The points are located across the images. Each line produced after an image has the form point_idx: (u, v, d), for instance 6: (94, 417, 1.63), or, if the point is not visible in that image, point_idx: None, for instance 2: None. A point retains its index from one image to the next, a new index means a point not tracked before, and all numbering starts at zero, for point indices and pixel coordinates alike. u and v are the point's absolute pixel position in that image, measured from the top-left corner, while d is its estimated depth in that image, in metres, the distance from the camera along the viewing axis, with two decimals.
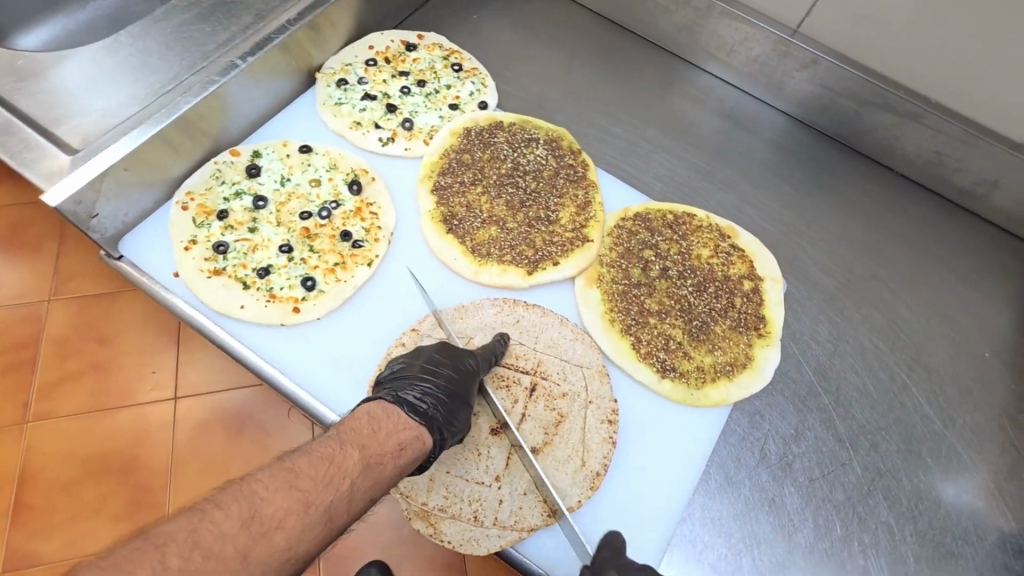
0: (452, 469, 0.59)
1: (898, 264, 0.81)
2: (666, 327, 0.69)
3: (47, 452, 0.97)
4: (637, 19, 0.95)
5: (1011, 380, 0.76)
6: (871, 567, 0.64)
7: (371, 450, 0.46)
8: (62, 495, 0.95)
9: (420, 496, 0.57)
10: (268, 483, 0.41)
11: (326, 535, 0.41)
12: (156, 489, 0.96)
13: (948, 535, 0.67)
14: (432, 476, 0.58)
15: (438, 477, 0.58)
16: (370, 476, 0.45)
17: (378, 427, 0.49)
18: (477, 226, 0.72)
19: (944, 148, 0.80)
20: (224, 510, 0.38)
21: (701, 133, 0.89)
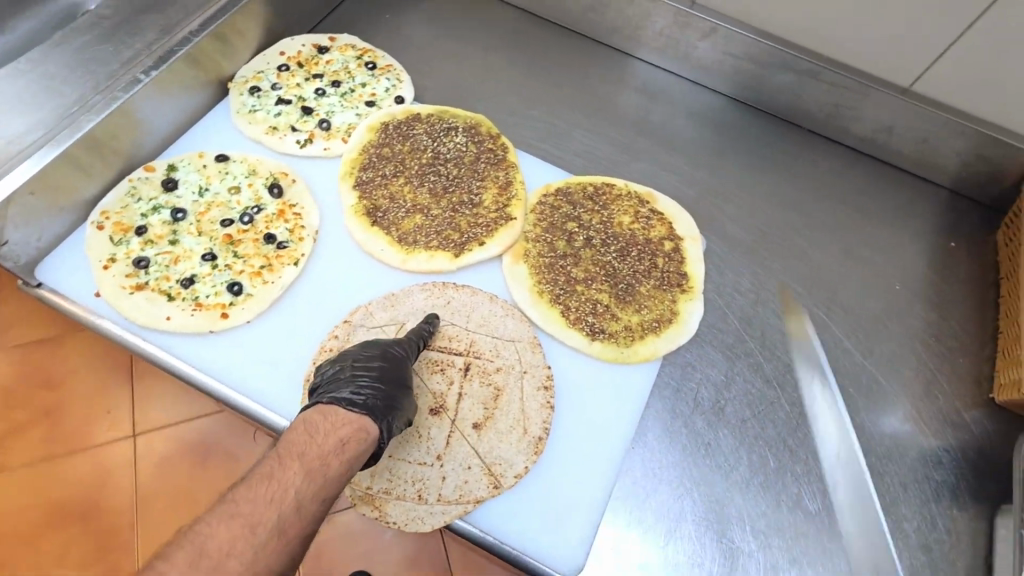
0: (394, 453, 0.60)
1: (807, 211, 0.91)
2: (593, 292, 0.72)
3: (7, 507, 1.03)
4: (544, 5, 1.03)
5: (917, 307, 0.85)
6: (805, 494, 0.68)
7: (310, 456, 0.46)
8: (26, 547, 1.01)
9: (363, 481, 0.59)
10: (211, 520, 0.40)
11: (283, 549, 0.41)
12: (120, 529, 1.02)
13: (873, 455, 0.72)
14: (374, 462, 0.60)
15: (380, 463, 0.60)
16: (315, 479, 0.45)
17: (315, 429, 0.48)
18: (402, 215, 0.74)
19: (840, 100, 0.92)
20: (171, 558, 0.38)
21: (614, 107, 0.98)
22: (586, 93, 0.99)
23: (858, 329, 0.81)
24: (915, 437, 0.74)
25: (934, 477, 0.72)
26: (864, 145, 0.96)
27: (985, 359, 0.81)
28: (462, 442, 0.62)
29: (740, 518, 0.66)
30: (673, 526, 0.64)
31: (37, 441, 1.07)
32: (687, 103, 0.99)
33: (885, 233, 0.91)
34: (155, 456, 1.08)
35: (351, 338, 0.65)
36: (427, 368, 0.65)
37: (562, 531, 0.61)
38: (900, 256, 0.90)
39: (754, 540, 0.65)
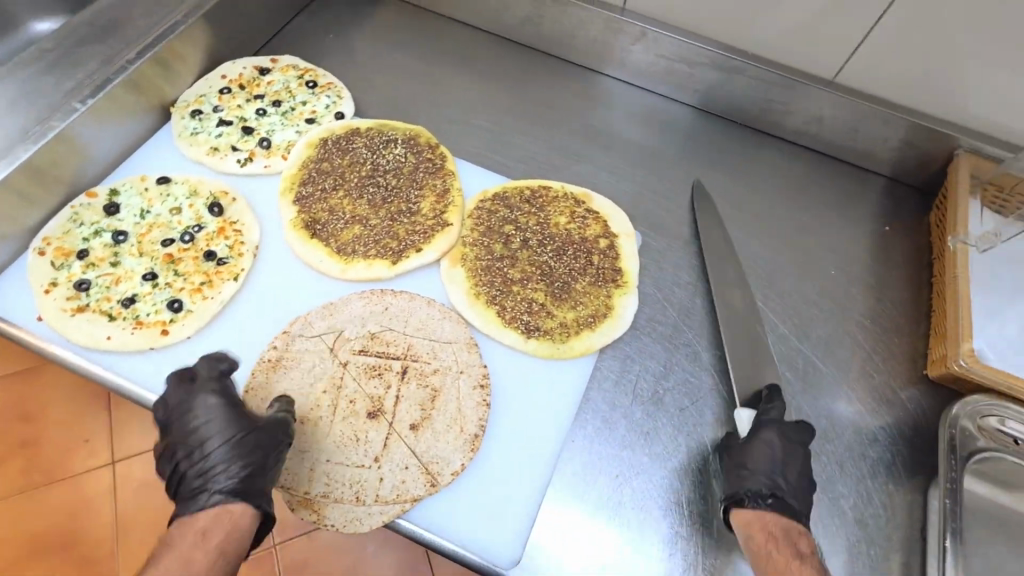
0: (333, 457, 0.62)
1: (744, 204, 0.94)
2: (529, 291, 0.74)
3: None
4: (483, 18, 1.06)
5: (853, 290, 0.88)
6: None
7: (175, 552, 0.50)
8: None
9: (303, 486, 0.60)
10: None
11: None
12: (101, 556, 1.04)
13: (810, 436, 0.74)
14: (313, 467, 0.61)
15: (319, 468, 0.61)
16: (184, 560, 0.49)
17: (176, 535, 0.53)
18: (341, 227, 0.76)
19: (770, 95, 0.95)
20: None
21: (555, 113, 1.01)
22: (528, 101, 1.02)
23: (795, 315, 0.83)
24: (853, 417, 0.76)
25: (871, 454, 0.73)
26: (798, 137, 0.99)
27: (918, 337, 0.84)
28: (399, 443, 0.63)
29: (680, 503, 0.67)
30: (615, 514, 0.65)
31: (14, 473, 1.08)
32: (627, 106, 1.02)
33: (821, 220, 0.94)
34: (135, 481, 1.10)
35: (290, 348, 0.67)
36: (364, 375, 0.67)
37: (501, 525, 0.62)
38: (837, 242, 0.92)
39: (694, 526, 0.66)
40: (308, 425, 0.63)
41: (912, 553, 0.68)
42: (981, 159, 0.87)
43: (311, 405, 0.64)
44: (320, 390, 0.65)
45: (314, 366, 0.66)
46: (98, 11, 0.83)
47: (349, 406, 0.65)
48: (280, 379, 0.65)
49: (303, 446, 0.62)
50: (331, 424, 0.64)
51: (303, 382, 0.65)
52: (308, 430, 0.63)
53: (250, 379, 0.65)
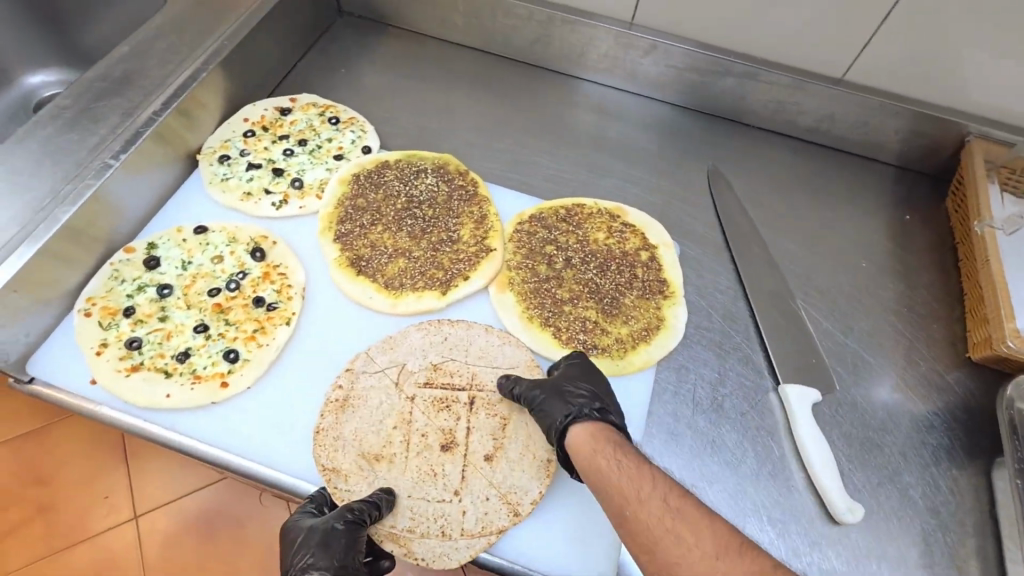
0: (413, 492, 0.61)
1: (768, 204, 0.96)
2: (580, 310, 0.74)
3: None
4: (491, 41, 1.07)
5: (886, 280, 0.89)
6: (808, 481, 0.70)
7: None
8: None
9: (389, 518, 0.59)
10: None
11: None
12: None
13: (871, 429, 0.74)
14: (398, 501, 0.60)
15: (402, 501, 0.60)
16: None
17: None
18: (385, 261, 0.75)
19: (783, 97, 0.98)
20: None
21: (572, 129, 1.02)
22: (543, 120, 1.02)
23: (833, 310, 0.85)
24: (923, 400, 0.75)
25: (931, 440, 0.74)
26: (811, 136, 1.02)
27: (955, 321, 0.86)
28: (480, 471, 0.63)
29: (756, 509, 0.67)
30: None
31: (35, 539, 1.04)
32: (640, 118, 1.04)
33: (844, 214, 0.96)
34: (159, 537, 1.07)
35: (355, 387, 0.66)
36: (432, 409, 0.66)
37: (589, 549, 0.61)
38: (862, 235, 0.94)
39: (772, 529, 0.66)
40: (386, 462, 0.62)
41: (985, 535, 0.68)
42: (992, 143, 0.90)
43: (385, 441, 0.63)
44: (390, 427, 0.64)
45: (381, 403, 0.65)
46: (115, 64, 0.82)
47: (421, 440, 0.64)
48: (349, 418, 0.64)
49: (384, 483, 0.61)
50: (405, 460, 0.63)
51: (373, 420, 0.64)
52: (385, 466, 0.62)
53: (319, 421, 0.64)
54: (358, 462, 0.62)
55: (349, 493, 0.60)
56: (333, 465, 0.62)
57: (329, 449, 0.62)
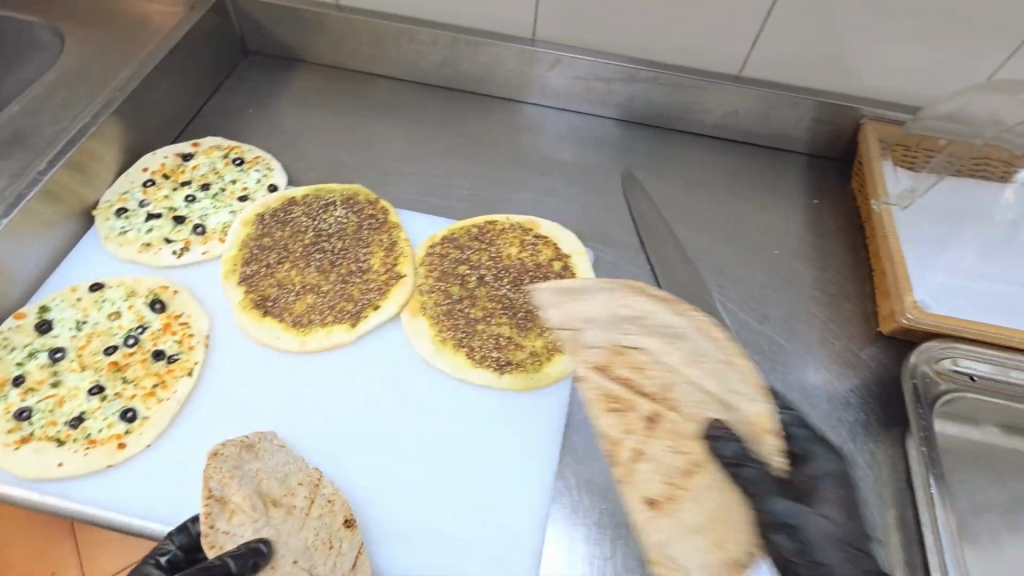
0: (300, 558, 0.55)
1: (682, 203, 0.98)
2: (494, 327, 0.74)
3: None
4: (400, 68, 1.08)
5: (799, 265, 0.92)
6: None
7: None
8: None
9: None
10: None
11: None
12: None
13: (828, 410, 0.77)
14: (276, 564, 0.54)
15: (284, 564, 0.54)
16: None
17: None
18: (293, 299, 0.74)
19: (686, 98, 1.00)
20: None
21: (486, 148, 1.02)
22: (458, 141, 1.03)
23: (749, 300, 0.86)
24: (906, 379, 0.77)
25: (851, 417, 0.76)
26: (719, 132, 1.04)
27: (866, 298, 0.88)
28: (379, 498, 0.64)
29: None
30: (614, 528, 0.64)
31: None
32: (554, 130, 1.05)
33: (756, 205, 0.99)
34: None
35: (270, 430, 0.62)
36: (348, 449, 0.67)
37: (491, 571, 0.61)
38: (774, 223, 0.97)
39: None
40: (282, 510, 0.58)
41: (905, 505, 0.69)
42: (884, 124, 0.93)
43: (287, 489, 0.59)
44: (296, 481, 0.61)
45: (292, 455, 0.62)
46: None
47: (325, 505, 0.60)
48: (252, 457, 0.59)
49: (269, 534, 0.55)
50: (305, 516, 0.59)
51: (280, 467, 0.61)
52: (280, 514, 0.57)
53: (219, 442, 0.58)
54: (252, 501, 0.56)
55: (229, 534, 0.54)
56: (223, 493, 0.55)
57: (223, 474, 0.56)
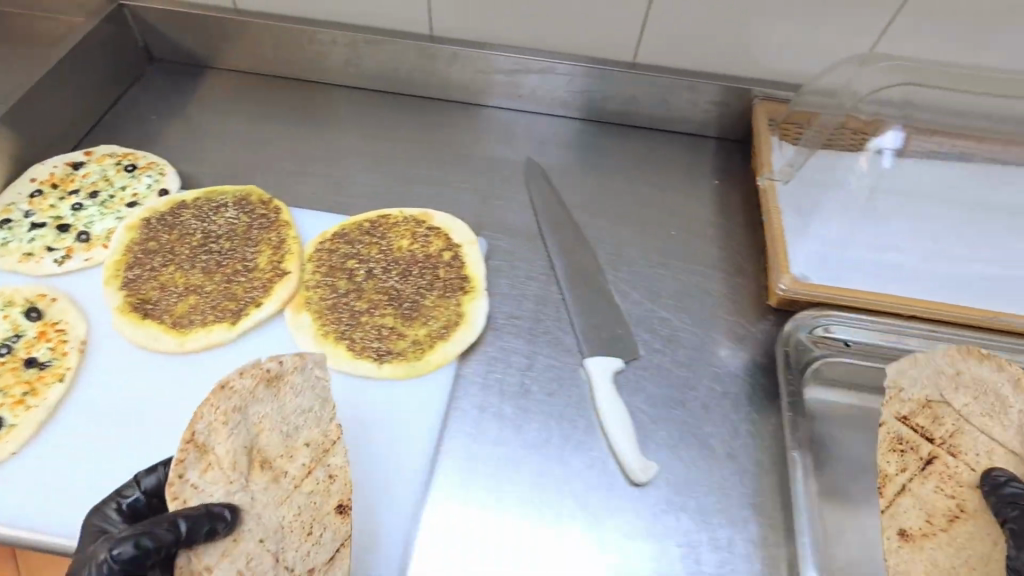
0: (268, 538, 0.51)
1: (585, 189, 0.97)
2: (377, 318, 0.75)
3: None
4: (303, 69, 1.07)
5: (699, 244, 0.92)
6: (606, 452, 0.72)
7: None
8: None
9: (205, 557, 0.48)
10: None
11: None
12: None
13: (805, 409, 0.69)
14: (240, 537, 0.49)
15: (246, 540, 0.49)
16: None
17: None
18: (174, 301, 0.74)
19: (585, 86, 1.01)
20: None
21: (389, 144, 1.01)
22: (362, 138, 1.02)
23: (644, 280, 0.87)
24: (986, 404, 0.57)
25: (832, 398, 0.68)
26: (622, 119, 1.05)
27: (760, 273, 0.89)
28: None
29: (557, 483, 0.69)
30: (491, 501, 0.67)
31: None
32: (460, 121, 1.04)
33: (657, 186, 0.98)
34: None
35: (297, 373, 0.56)
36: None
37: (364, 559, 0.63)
38: (677, 205, 0.96)
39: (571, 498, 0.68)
40: (269, 476, 0.53)
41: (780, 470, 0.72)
42: (773, 103, 0.95)
43: (287, 450, 0.54)
44: (300, 442, 0.55)
45: (310, 408, 0.57)
46: None
47: (325, 480, 0.56)
48: (266, 401, 0.54)
49: (241, 501, 0.50)
50: (292, 486, 0.54)
51: (288, 419, 0.55)
52: (265, 480, 0.52)
53: (234, 373, 0.53)
54: (236, 458, 0.51)
55: (197, 489, 0.49)
56: (203, 438, 0.51)
57: (215, 416, 0.51)
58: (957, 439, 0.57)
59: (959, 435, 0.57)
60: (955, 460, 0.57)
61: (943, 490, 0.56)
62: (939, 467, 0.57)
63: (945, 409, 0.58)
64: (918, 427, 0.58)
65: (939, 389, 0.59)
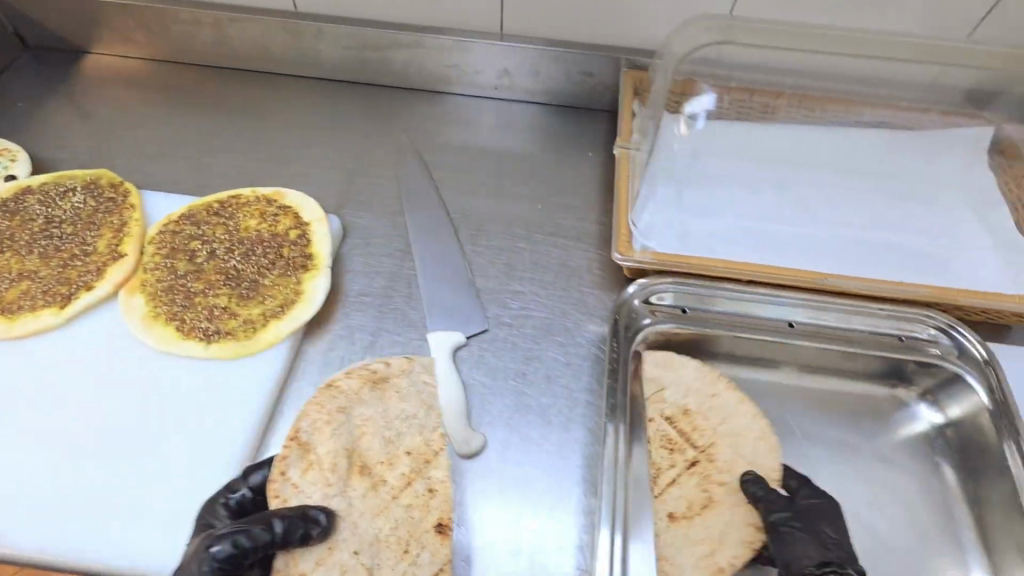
0: (362, 550, 0.59)
1: (457, 165, 0.96)
2: (212, 298, 0.75)
3: None
4: (176, 49, 1.04)
5: (565, 215, 0.90)
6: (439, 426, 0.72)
7: None
8: None
9: (301, 562, 0.57)
10: None
11: None
12: None
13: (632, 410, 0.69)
14: (333, 546, 0.58)
15: (342, 548, 0.58)
16: None
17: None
18: (6, 287, 0.74)
19: (456, 60, 0.98)
20: None
21: (261, 124, 1.00)
22: (234, 119, 1.00)
23: (503, 254, 0.86)
24: (739, 420, 0.69)
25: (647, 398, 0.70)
26: (501, 92, 1.02)
27: None
28: (112, 473, 0.65)
29: None
30: None
31: None
32: (338, 102, 1.03)
33: (532, 159, 0.97)
34: None
35: (398, 393, 0.70)
36: (74, 427, 0.68)
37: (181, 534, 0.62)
38: (549, 178, 0.95)
39: None
40: (368, 481, 0.64)
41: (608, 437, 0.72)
42: (642, 73, 0.94)
43: (388, 457, 0.65)
44: (399, 451, 0.66)
45: (416, 431, 0.67)
46: None
47: (427, 494, 0.64)
48: (369, 405, 0.69)
49: (338, 507, 0.61)
50: (390, 495, 0.63)
51: (387, 429, 0.67)
52: (365, 485, 0.63)
53: (342, 376, 0.70)
54: (335, 461, 0.63)
55: (298, 492, 0.61)
56: (307, 438, 0.64)
57: (319, 419, 0.66)
58: (713, 447, 0.67)
59: (715, 444, 0.67)
60: (711, 463, 0.66)
61: (701, 486, 0.65)
62: (699, 467, 0.66)
63: (704, 424, 0.68)
64: (683, 432, 0.68)
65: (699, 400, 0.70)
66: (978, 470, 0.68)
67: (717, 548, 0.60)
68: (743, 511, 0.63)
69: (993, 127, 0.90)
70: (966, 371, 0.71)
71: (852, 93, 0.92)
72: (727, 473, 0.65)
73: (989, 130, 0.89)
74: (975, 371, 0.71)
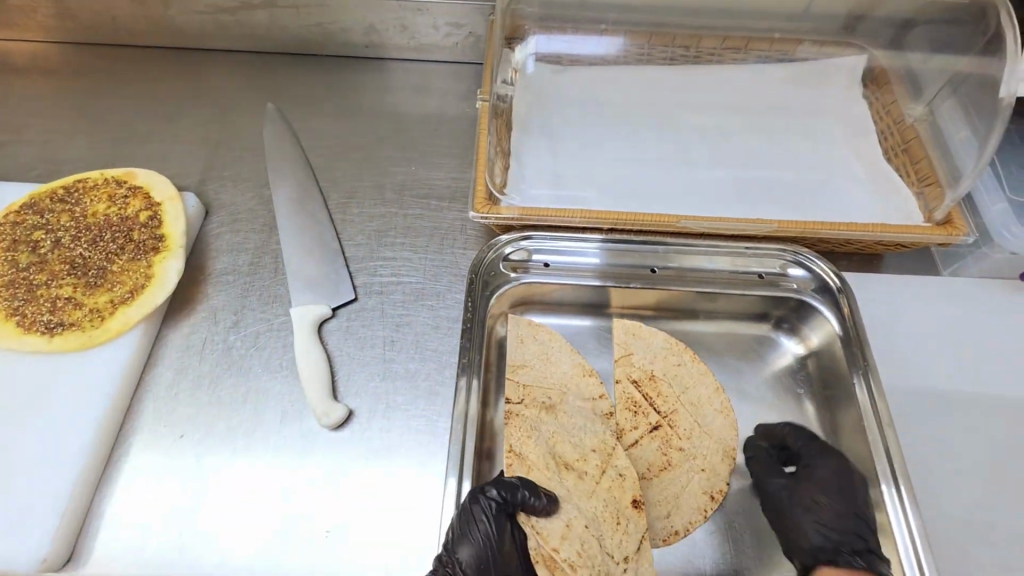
0: (591, 524, 0.57)
1: (328, 132, 0.92)
2: (54, 290, 0.72)
3: None
4: (17, 25, 0.96)
5: (439, 177, 0.89)
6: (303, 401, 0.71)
7: None
8: None
9: (550, 539, 0.55)
10: None
11: None
12: None
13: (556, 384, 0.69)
14: (569, 522, 0.57)
15: (576, 523, 0.57)
16: None
17: None
18: None
19: (318, 19, 0.93)
20: None
21: (118, 102, 0.94)
22: (91, 99, 0.94)
23: (374, 221, 0.84)
24: (703, 387, 0.70)
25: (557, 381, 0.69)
26: (372, 51, 0.98)
27: None
28: None
29: (249, 435, 0.69)
30: (178, 458, 0.67)
31: None
32: (205, 73, 0.97)
33: (409, 120, 0.94)
34: None
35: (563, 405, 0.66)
36: None
37: (25, 530, 0.61)
38: (425, 137, 0.93)
39: (255, 450, 0.68)
40: (574, 475, 0.61)
41: None
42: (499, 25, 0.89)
43: (582, 455, 0.62)
44: (591, 449, 0.63)
45: (586, 425, 0.65)
46: None
47: (616, 480, 0.61)
48: (551, 421, 0.65)
49: (559, 493, 0.59)
50: (595, 483, 0.60)
51: (574, 431, 0.64)
52: (573, 478, 0.60)
53: (520, 404, 0.65)
54: (547, 462, 0.61)
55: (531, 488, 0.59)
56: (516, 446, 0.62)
57: (521, 432, 0.63)
58: (675, 415, 0.68)
59: (677, 411, 0.68)
60: (673, 429, 0.67)
61: (663, 450, 0.66)
62: (661, 431, 0.67)
63: (668, 390, 0.70)
64: (648, 396, 0.69)
65: (661, 366, 0.71)
66: (833, 398, 0.70)
67: (672, 511, 0.63)
68: (697, 477, 0.65)
69: (866, 54, 0.89)
70: (820, 301, 0.73)
71: (726, 28, 0.89)
72: (687, 439, 0.67)
73: (863, 56, 0.88)
74: (828, 302, 0.72)
